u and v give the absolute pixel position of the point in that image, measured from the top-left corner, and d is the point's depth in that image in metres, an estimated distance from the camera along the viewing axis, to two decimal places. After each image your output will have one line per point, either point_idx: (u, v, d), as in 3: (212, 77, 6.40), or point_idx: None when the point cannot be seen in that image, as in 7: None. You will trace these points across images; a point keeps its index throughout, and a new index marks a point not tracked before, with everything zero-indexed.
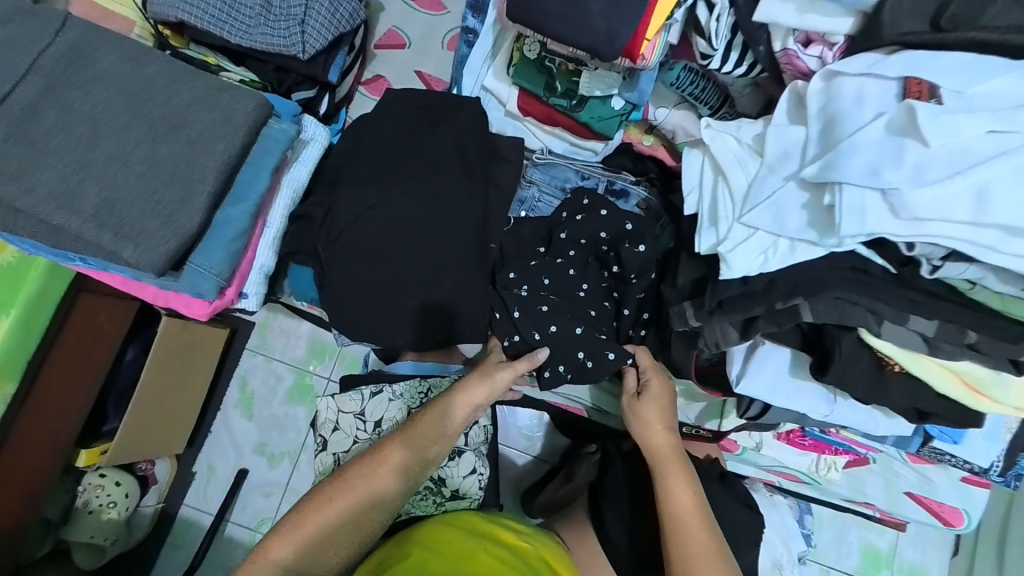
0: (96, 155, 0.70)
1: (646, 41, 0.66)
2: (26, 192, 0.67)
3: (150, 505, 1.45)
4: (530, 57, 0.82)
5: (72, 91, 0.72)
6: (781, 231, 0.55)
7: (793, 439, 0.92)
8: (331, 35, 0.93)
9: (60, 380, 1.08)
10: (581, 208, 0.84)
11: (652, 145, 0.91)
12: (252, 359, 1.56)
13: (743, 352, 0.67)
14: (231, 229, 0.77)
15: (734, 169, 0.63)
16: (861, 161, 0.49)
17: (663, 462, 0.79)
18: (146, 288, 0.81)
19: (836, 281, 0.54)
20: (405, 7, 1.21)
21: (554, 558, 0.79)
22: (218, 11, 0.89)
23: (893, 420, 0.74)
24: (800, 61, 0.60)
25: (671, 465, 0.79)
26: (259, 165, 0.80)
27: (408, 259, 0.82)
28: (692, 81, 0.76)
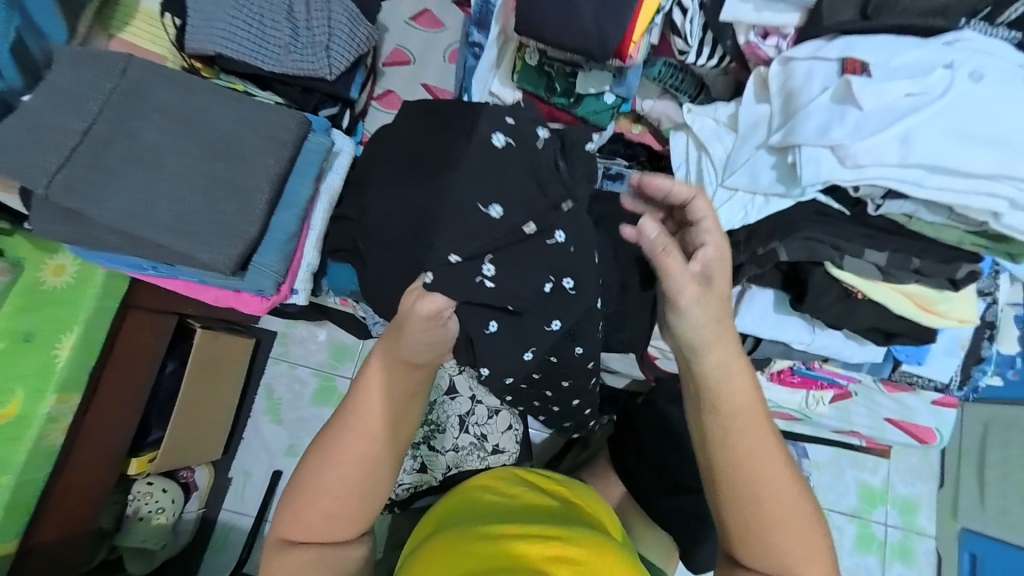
0: (165, 175, 0.80)
1: (633, 43, 0.78)
2: (109, 211, 0.76)
3: (193, 511, 1.51)
4: (531, 64, 0.95)
5: (138, 121, 0.81)
6: (757, 187, 0.68)
7: (783, 378, 1.04)
8: (352, 56, 1.06)
9: (115, 395, 1.16)
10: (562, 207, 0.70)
11: (641, 133, 1.03)
12: (276, 367, 1.65)
13: (735, 296, 0.80)
14: (284, 232, 0.87)
15: (715, 142, 0.76)
16: (813, 126, 0.62)
17: (747, 423, 0.58)
18: (207, 291, 0.91)
19: (805, 223, 0.67)
20: (406, 27, 1.34)
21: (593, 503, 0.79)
22: (249, 42, 0.99)
23: (866, 347, 0.86)
24: (761, 50, 0.74)
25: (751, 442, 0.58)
26: (302, 174, 0.91)
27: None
28: (672, 74, 0.89)
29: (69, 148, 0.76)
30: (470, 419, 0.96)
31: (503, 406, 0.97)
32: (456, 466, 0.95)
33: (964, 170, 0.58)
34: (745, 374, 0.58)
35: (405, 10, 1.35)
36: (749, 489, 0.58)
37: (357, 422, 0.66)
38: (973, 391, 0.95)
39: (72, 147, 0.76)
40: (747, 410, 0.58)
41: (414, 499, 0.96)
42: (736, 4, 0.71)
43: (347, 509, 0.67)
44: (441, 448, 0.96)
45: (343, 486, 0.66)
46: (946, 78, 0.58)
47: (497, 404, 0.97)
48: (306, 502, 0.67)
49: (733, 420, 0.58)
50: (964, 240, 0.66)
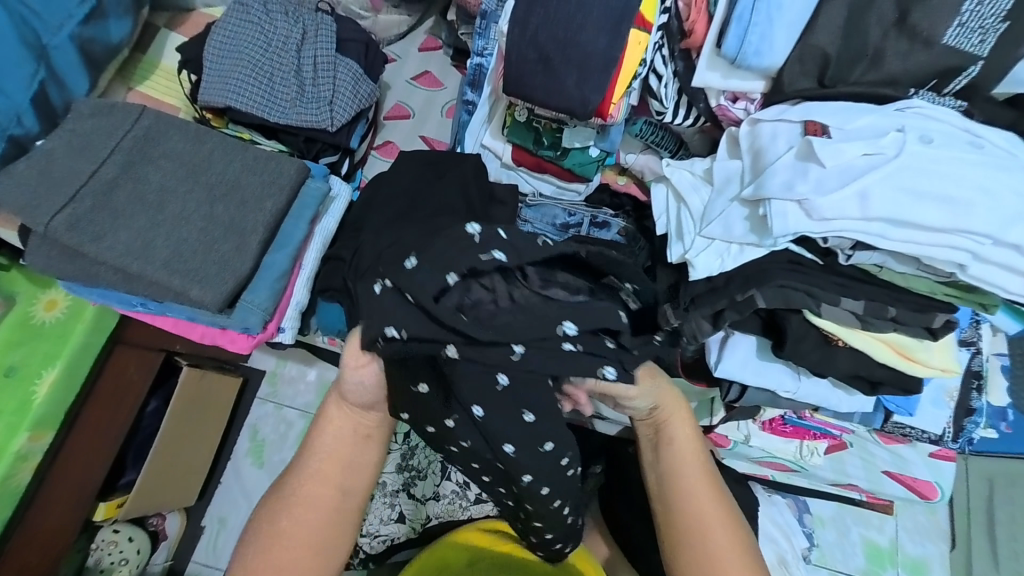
0: (165, 216, 0.83)
1: (613, 103, 0.84)
2: (108, 248, 0.79)
3: (160, 563, 1.44)
4: (520, 120, 1.01)
5: (145, 165, 0.85)
6: (731, 237, 0.71)
7: (775, 427, 1.01)
8: (355, 110, 1.13)
9: (93, 433, 1.13)
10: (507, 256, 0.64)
11: (626, 184, 1.09)
12: (263, 407, 1.60)
13: (718, 341, 0.79)
14: (276, 270, 0.89)
15: (692, 194, 0.81)
16: (780, 180, 0.65)
17: (685, 459, 0.74)
18: (194, 328, 0.91)
19: (778, 271, 0.69)
20: (408, 85, 1.44)
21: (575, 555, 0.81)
22: (259, 97, 1.07)
23: (852, 396, 0.86)
24: (731, 112, 0.81)
25: (691, 463, 0.74)
26: (299, 217, 0.93)
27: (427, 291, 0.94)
28: (652, 131, 0.97)
29: (75, 189, 0.79)
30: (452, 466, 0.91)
31: None
32: (435, 516, 0.91)
33: (922, 223, 0.61)
34: (688, 428, 0.76)
35: (408, 70, 1.45)
36: (685, 503, 0.73)
37: (328, 466, 0.73)
38: (969, 443, 0.93)
39: (78, 188, 0.80)
40: (685, 458, 0.75)
41: (390, 552, 0.91)
42: (704, 72, 0.78)
43: (312, 559, 0.71)
44: (421, 497, 0.92)
45: (317, 522, 0.72)
46: (898, 140, 0.62)
47: None
48: (274, 538, 0.70)
49: (680, 446, 0.75)
50: (936, 290, 0.68)
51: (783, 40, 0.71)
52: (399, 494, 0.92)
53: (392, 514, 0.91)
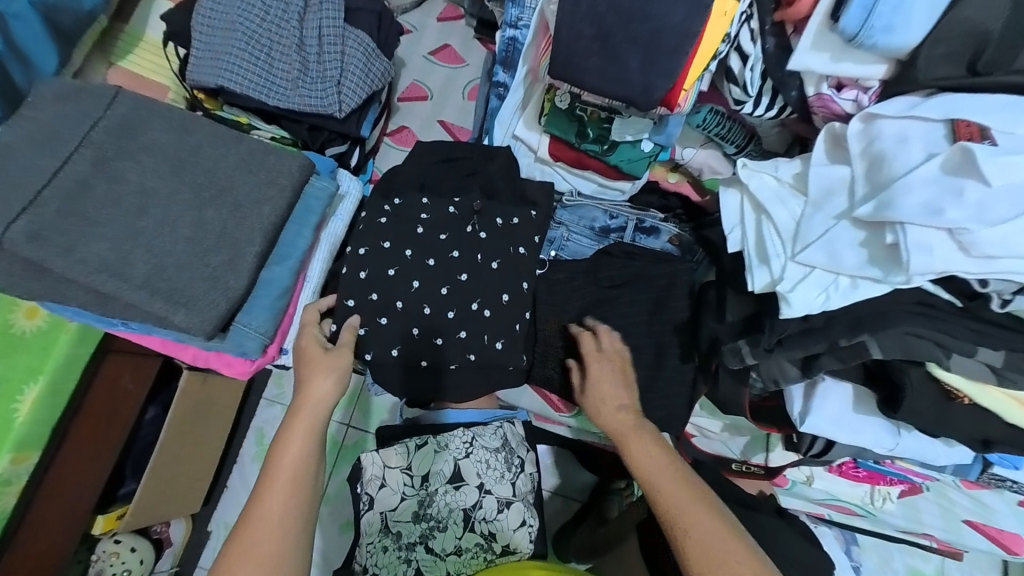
0: (145, 223, 0.70)
1: (683, 91, 0.69)
2: (76, 264, 0.66)
3: (164, 570, 1.36)
4: (561, 107, 0.85)
5: (120, 161, 0.72)
6: (840, 268, 0.57)
7: (845, 470, 0.89)
8: (366, 93, 0.97)
9: (86, 451, 1.04)
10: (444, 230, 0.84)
11: (678, 182, 0.99)
12: (270, 410, 1.52)
13: (802, 389, 0.66)
14: (277, 288, 0.76)
15: (778, 206, 0.65)
16: (919, 201, 0.51)
17: (627, 436, 0.72)
18: (185, 348, 0.80)
19: (902, 315, 0.55)
20: (425, 62, 1.28)
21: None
22: (257, 77, 0.92)
23: (953, 448, 0.72)
24: (835, 104, 0.65)
25: (638, 440, 0.71)
26: (302, 223, 0.80)
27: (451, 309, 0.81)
28: (718, 123, 0.83)
29: (38, 191, 0.67)
30: (478, 514, 0.77)
31: (515, 496, 0.78)
32: (458, 574, 0.74)
33: None
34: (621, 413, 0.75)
35: (425, 44, 1.29)
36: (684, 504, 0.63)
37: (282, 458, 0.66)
38: None
39: (42, 190, 0.67)
40: (619, 414, 0.75)
41: None
42: (807, 53, 0.62)
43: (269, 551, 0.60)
44: (440, 551, 0.75)
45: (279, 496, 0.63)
46: None
47: (510, 495, 0.78)
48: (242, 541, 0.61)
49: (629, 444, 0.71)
50: None
51: (924, 14, 0.55)
52: (415, 548, 0.75)
53: (407, 571, 0.74)
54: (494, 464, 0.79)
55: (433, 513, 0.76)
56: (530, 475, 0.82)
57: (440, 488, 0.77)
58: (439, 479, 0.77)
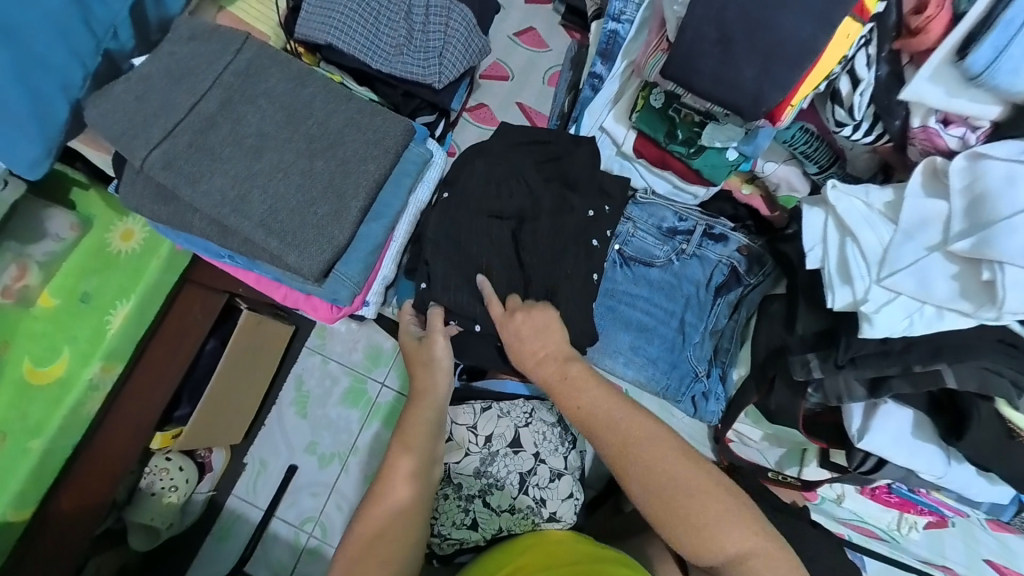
0: (263, 165, 0.75)
1: (790, 106, 0.71)
2: (203, 195, 0.72)
3: (204, 493, 1.44)
4: (655, 106, 0.88)
5: (243, 104, 0.77)
6: (928, 296, 0.59)
7: (878, 495, 0.92)
8: (463, 67, 1.00)
9: (156, 370, 1.10)
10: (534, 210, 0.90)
11: (749, 194, 1.00)
12: (310, 358, 1.59)
13: (864, 407, 0.69)
14: (371, 243, 0.81)
15: (866, 230, 0.68)
16: (1021, 242, 0.54)
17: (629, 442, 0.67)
18: (278, 288, 0.86)
19: (984, 350, 0.57)
20: (509, 43, 1.30)
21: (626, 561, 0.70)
22: (364, 39, 0.96)
23: (997, 487, 0.75)
24: (939, 138, 0.67)
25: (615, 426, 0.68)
26: (399, 185, 0.84)
27: (526, 286, 0.86)
28: (805, 140, 0.84)
29: (176, 125, 0.73)
30: (532, 479, 0.82)
31: (566, 469, 0.84)
32: (509, 529, 0.81)
33: None
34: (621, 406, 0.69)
35: (511, 25, 1.31)
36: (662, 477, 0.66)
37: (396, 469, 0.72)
38: None
39: (179, 125, 0.73)
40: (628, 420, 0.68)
41: (456, 554, 0.84)
42: (923, 83, 0.63)
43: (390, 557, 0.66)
44: (496, 506, 0.82)
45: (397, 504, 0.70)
46: None
47: (562, 467, 0.84)
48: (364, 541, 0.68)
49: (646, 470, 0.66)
50: None
51: None
52: (474, 500, 0.81)
53: (465, 519, 0.81)
54: (550, 437, 0.84)
55: (492, 473, 0.82)
56: (581, 452, 0.87)
57: (500, 450, 0.82)
58: (500, 442, 0.83)
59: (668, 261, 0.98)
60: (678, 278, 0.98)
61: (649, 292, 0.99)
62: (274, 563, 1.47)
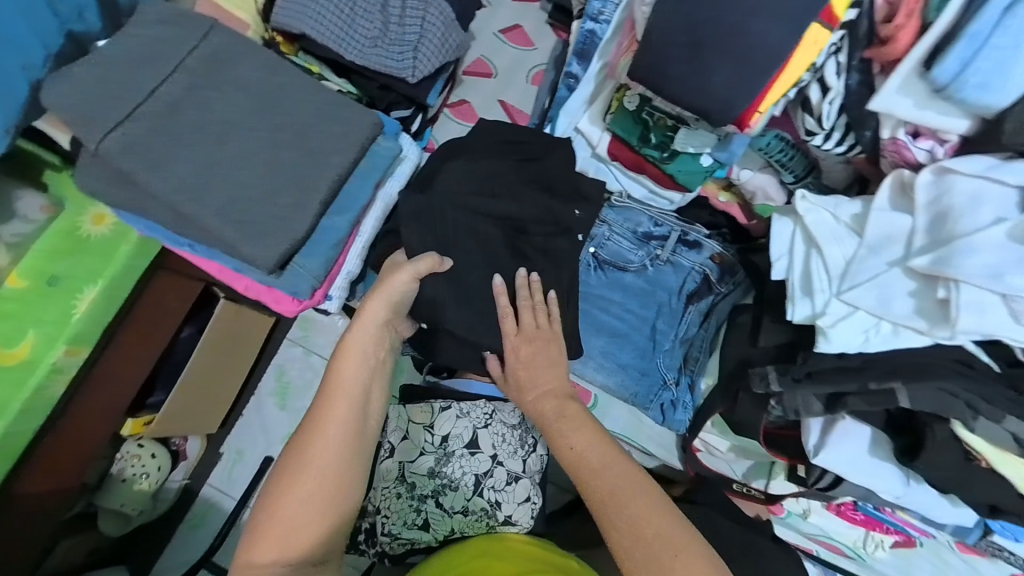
0: (224, 153, 0.74)
1: (758, 113, 0.69)
2: (160, 180, 0.71)
3: (177, 480, 1.43)
4: (630, 109, 0.87)
5: (206, 90, 0.76)
6: (885, 313, 0.58)
7: (844, 511, 0.90)
8: (440, 62, 0.99)
9: (128, 355, 1.09)
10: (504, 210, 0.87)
11: (727, 202, 0.98)
12: (292, 350, 1.58)
13: (821, 424, 0.67)
14: (334, 237, 0.80)
15: (831, 242, 0.66)
16: (980, 262, 0.52)
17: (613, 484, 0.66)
18: (240, 279, 0.85)
19: (941, 370, 0.56)
20: (496, 40, 1.28)
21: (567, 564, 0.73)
22: (339, 30, 0.95)
23: (959, 509, 0.73)
24: (908, 151, 0.66)
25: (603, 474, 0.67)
26: (365, 179, 0.84)
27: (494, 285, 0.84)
28: (782, 149, 0.82)
29: (135, 108, 0.72)
30: (487, 482, 0.81)
31: (524, 473, 0.82)
32: (461, 531, 0.80)
33: None
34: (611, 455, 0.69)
35: (498, 22, 1.29)
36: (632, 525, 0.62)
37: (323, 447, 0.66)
38: None
39: (138, 108, 0.72)
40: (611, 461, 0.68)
41: (408, 555, 0.83)
42: (893, 95, 0.61)
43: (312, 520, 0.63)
44: (449, 508, 0.80)
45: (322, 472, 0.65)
46: None
47: (519, 471, 0.82)
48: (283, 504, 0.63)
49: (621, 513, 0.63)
50: None
51: None
52: (426, 501, 0.80)
53: (417, 519, 0.80)
54: (509, 440, 0.83)
55: (447, 473, 0.81)
56: (540, 456, 0.85)
57: (457, 451, 0.81)
58: (457, 442, 0.81)
59: (643, 265, 0.96)
60: (651, 285, 0.96)
61: (623, 298, 0.97)
62: None
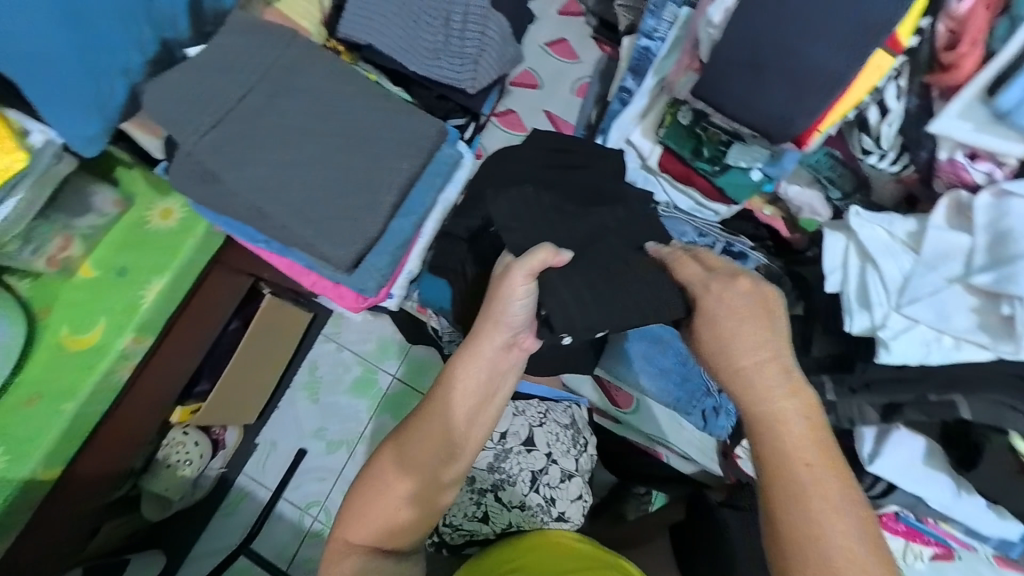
0: (303, 156, 0.79)
1: (816, 132, 0.72)
2: (246, 180, 0.76)
3: (215, 469, 1.47)
4: (682, 123, 0.90)
5: (288, 97, 0.80)
6: (946, 327, 0.60)
7: (886, 523, 0.90)
8: (496, 75, 1.03)
9: (179, 348, 1.13)
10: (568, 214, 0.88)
11: (771, 215, 1.02)
12: (324, 346, 1.64)
13: (874, 432, 0.69)
14: (401, 237, 0.84)
15: (887, 258, 0.69)
16: None
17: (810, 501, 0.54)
18: (308, 274, 0.90)
19: (997, 384, 0.58)
20: (541, 52, 1.33)
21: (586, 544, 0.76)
22: (403, 42, 0.99)
23: (1004, 521, 0.74)
24: (965, 172, 0.68)
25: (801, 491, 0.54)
26: (428, 184, 0.88)
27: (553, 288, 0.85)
28: (831, 166, 0.86)
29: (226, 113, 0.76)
30: (543, 478, 0.84)
31: (576, 471, 0.85)
32: (517, 524, 0.83)
33: None
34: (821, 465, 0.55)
35: (544, 35, 1.34)
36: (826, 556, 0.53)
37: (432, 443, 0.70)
38: None
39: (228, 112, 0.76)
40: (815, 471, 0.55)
41: (464, 545, 0.86)
42: (952, 119, 0.65)
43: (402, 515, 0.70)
44: (507, 502, 0.83)
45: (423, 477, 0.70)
46: None
47: (573, 469, 0.85)
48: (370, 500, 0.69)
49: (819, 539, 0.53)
50: None
51: None
52: (486, 494, 0.83)
53: (476, 512, 0.83)
54: (562, 439, 0.86)
55: (505, 468, 0.84)
56: (591, 455, 0.89)
57: (514, 448, 0.84)
58: (514, 439, 0.84)
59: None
60: None
61: None
62: (277, 542, 1.51)
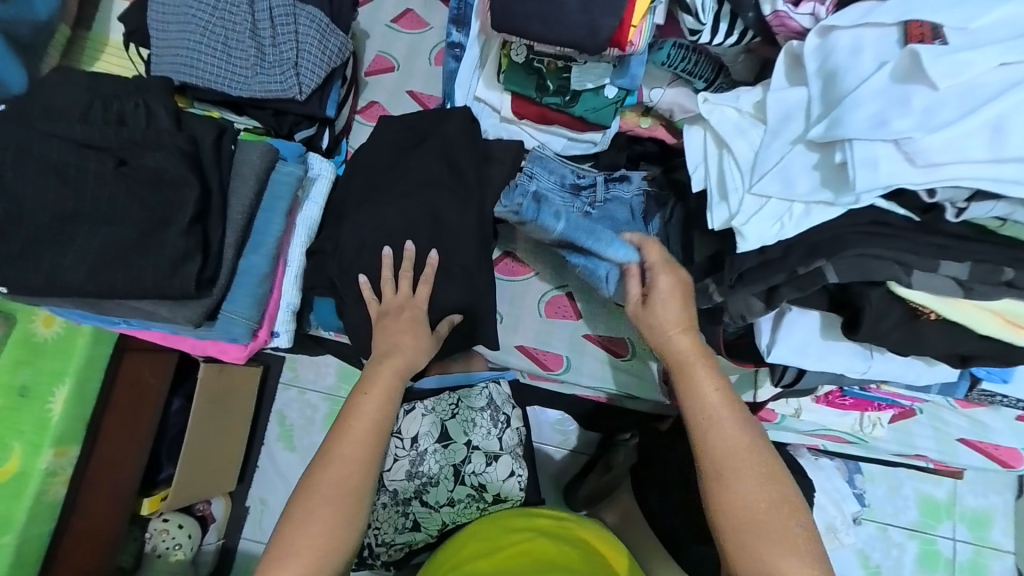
0: (117, 217, 0.72)
1: (633, 28, 0.66)
2: (71, 261, 0.70)
3: (212, 542, 1.43)
4: (518, 61, 0.83)
5: (88, 160, 0.73)
6: (794, 195, 0.56)
7: (832, 400, 0.90)
8: (324, 71, 0.96)
9: (120, 442, 1.08)
10: (433, 189, 0.87)
11: (650, 126, 0.93)
12: (286, 394, 1.53)
13: (770, 321, 0.67)
14: (255, 274, 0.81)
15: (737, 138, 0.64)
16: (866, 113, 0.50)
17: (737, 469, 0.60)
18: (184, 339, 0.86)
19: (856, 237, 0.55)
20: (387, 31, 1.25)
21: (589, 535, 0.74)
22: (214, 67, 0.93)
23: (934, 367, 0.71)
24: (792, 21, 0.61)
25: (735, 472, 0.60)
26: (272, 209, 0.84)
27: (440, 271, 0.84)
28: (683, 57, 0.79)
29: (34, 204, 0.71)
30: (467, 468, 0.85)
31: (502, 450, 0.86)
32: (453, 520, 0.85)
33: None
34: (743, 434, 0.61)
35: (386, 12, 1.25)
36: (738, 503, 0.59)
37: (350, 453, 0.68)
38: None
39: (38, 203, 0.71)
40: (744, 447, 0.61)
41: (411, 555, 0.89)
42: None
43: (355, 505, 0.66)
44: (435, 503, 0.85)
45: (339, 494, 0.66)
46: None
47: (497, 449, 0.86)
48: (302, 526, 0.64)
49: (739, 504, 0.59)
50: None
51: None
52: (411, 502, 0.85)
53: (407, 522, 0.86)
54: (480, 422, 0.86)
55: (425, 471, 0.85)
56: (516, 429, 0.89)
57: (429, 447, 0.86)
58: (427, 440, 0.86)
59: (585, 212, 0.89)
60: None
61: None
62: None
